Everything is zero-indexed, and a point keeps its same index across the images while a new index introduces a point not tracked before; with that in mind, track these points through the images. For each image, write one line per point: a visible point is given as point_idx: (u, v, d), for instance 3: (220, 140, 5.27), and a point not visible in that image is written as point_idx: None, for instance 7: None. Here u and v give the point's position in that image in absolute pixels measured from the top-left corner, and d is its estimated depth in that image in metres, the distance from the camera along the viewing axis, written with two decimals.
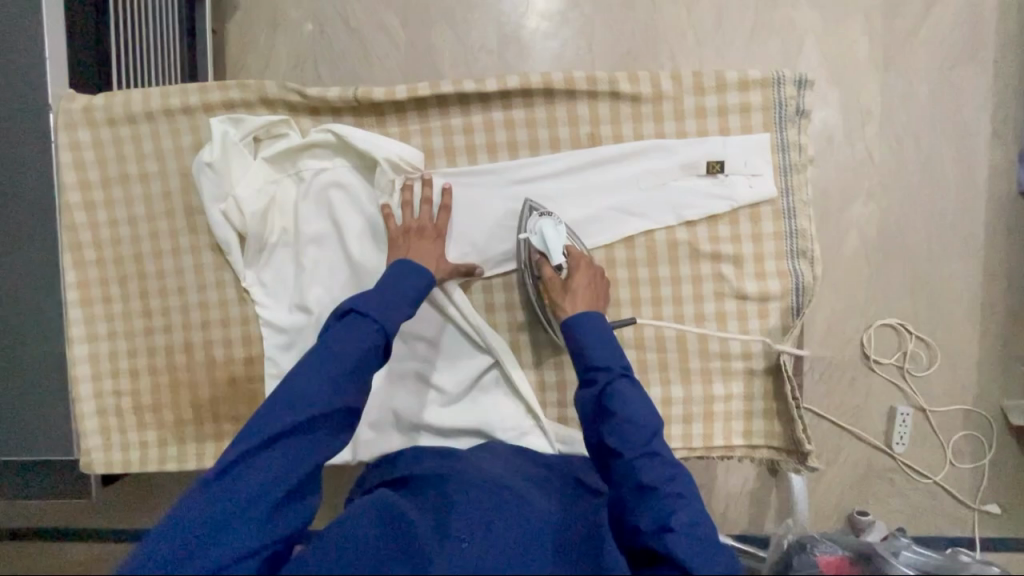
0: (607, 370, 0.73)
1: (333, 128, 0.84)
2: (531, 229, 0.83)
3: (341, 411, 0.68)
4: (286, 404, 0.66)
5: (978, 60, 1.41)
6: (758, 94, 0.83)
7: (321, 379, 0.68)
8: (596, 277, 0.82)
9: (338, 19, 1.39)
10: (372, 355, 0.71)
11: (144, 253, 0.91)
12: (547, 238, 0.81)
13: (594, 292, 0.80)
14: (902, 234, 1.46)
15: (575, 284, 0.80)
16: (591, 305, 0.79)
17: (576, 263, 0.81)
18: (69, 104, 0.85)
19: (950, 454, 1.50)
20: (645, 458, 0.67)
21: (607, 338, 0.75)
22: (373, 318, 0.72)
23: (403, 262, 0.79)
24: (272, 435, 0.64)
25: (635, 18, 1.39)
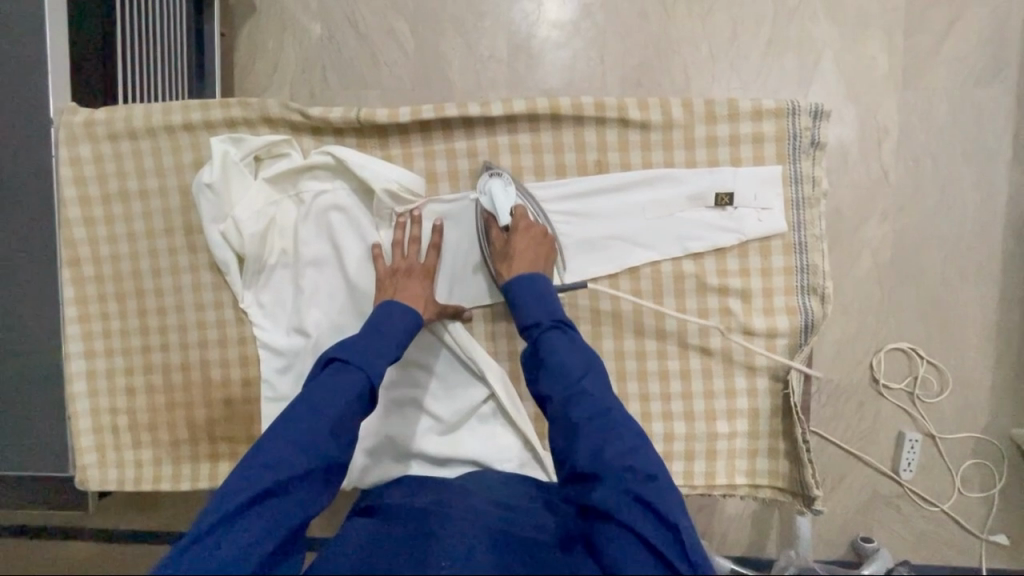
0: (538, 325, 0.74)
1: (333, 150, 0.82)
2: (481, 189, 0.82)
3: (328, 463, 0.68)
4: (270, 464, 0.64)
5: (1001, 80, 1.37)
6: (772, 124, 0.80)
7: (311, 423, 0.68)
8: (540, 240, 0.80)
9: (346, 24, 1.38)
10: (359, 401, 0.71)
11: (143, 271, 0.90)
12: (495, 202, 0.81)
13: (532, 256, 0.79)
14: (917, 257, 1.43)
15: (515, 243, 0.80)
16: (526, 268, 0.78)
17: (519, 222, 0.80)
18: (70, 119, 0.84)
19: (960, 483, 1.47)
20: (576, 400, 0.69)
21: (544, 290, 0.77)
22: (357, 365, 0.72)
23: (388, 303, 0.78)
24: (255, 494, 0.63)
25: (649, 29, 1.37)
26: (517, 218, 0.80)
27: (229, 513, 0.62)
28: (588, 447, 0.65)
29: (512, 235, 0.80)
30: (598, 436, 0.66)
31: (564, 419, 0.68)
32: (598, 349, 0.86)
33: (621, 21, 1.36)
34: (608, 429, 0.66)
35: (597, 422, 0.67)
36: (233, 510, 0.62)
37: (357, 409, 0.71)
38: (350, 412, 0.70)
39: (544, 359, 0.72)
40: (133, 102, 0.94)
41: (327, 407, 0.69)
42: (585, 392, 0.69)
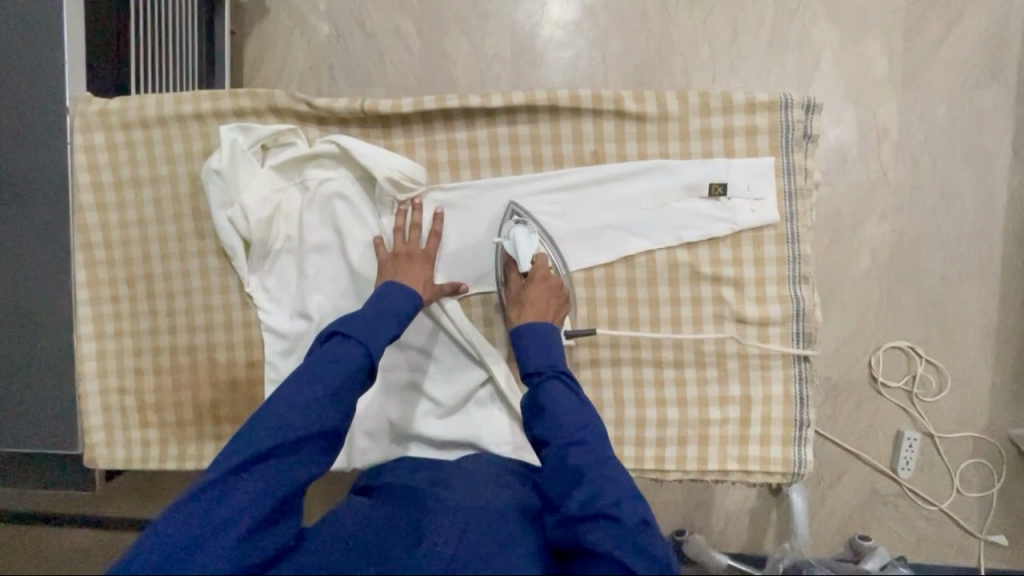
0: (539, 373, 0.77)
1: (338, 139, 0.85)
2: (505, 233, 0.84)
3: (327, 431, 0.71)
4: (272, 425, 0.68)
5: (1000, 81, 1.39)
6: (765, 117, 0.82)
7: (313, 395, 0.70)
8: (554, 292, 0.83)
9: (354, 23, 1.41)
10: (358, 375, 0.74)
11: (152, 255, 0.93)
12: (517, 245, 0.82)
13: (543, 305, 0.82)
14: (916, 255, 1.44)
15: (530, 291, 0.83)
16: (536, 317, 0.81)
17: (540, 272, 0.83)
18: (85, 107, 0.87)
19: (957, 481, 1.47)
20: (576, 449, 0.71)
21: (550, 340, 0.79)
22: (357, 340, 0.75)
23: (390, 284, 0.80)
24: (259, 453, 0.66)
25: (651, 30, 1.39)
26: (539, 267, 0.83)
27: (235, 468, 0.65)
28: (588, 492, 0.66)
29: (528, 283, 0.83)
30: (595, 484, 0.67)
31: (563, 468, 0.70)
32: (593, 334, 0.87)
33: (623, 22, 1.39)
34: (608, 479, 0.67)
35: (594, 474, 0.68)
36: (237, 466, 0.65)
37: (356, 384, 0.73)
38: (349, 387, 0.72)
39: (545, 409, 0.75)
40: (145, 92, 0.97)
41: (328, 382, 0.71)
42: (585, 443, 0.71)
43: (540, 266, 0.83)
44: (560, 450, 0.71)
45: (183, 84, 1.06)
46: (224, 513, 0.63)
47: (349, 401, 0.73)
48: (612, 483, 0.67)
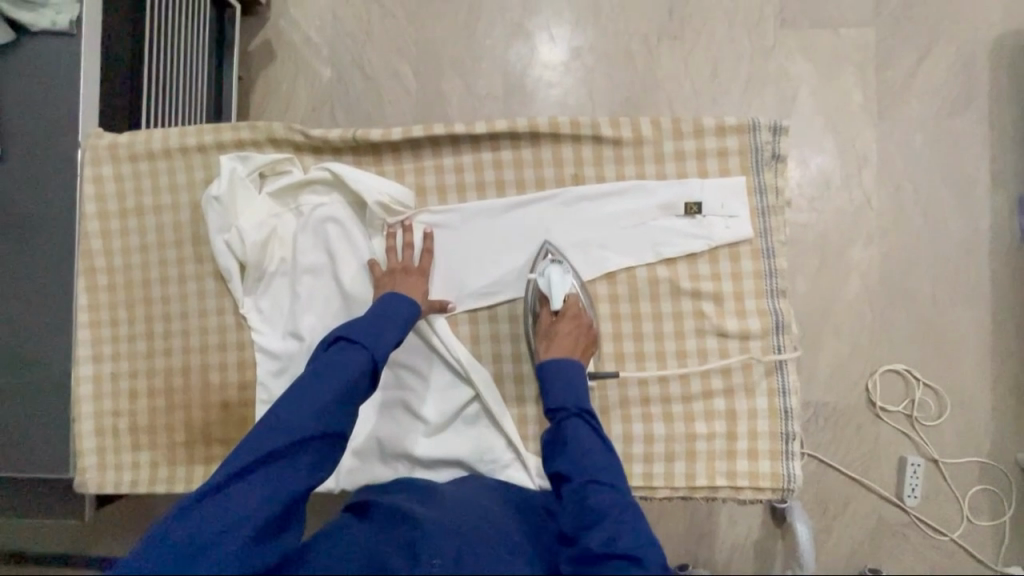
0: (563, 410, 0.78)
1: (330, 166, 0.90)
2: (539, 270, 0.87)
3: (329, 435, 0.71)
4: (273, 431, 0.69)
5: (973, 110, 1.45)
6: (734, 139, 0.86)
7: (316, 399, 0.71)
8: (582, 330, 0.86)
9: (355, 68, 1.50)
10: (359, 379, 0.74)
11: (152, 279, 0.96)
12: (550, 282, 0.85)
13: (571, 343, 0.84)
14: (905, 278, 1.46)
15: (561, 327, 0.85)
16: (563, 353, 0.83)
17: (573, 312, 0.86)
18: (96, 142, 0.93)
19: (967, 508, 1.44)
20: (598, 487, 0.71)
21: (575, 376, 0.81)
22: (362, 344, 0.76)
23: (389, 295, 0.83)
24: (262, 457, 0.68)
25: (635, 69, 1.47)
26: (572, 308, 0.86)
27: (243, 470, 0.67)
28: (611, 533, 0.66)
29: (559, 318, 0.85)
30: (617, 526, 0.67)
31: (583, 504, 0.70)
32: None
33: (608, 63, 1.47)
34: (633, 526, 0.67)
35: (617, 516, 0.68)
36: (248, 466, 0.67)
37: (356, 392, 0.74)
38: (351, 394, 0.73)
39: (568, 444, 0.76)
40: (154, 128, 1.04)
41: (328, 387, 0.72)
42: (607, 484, 0.71)
43: (572, 306, 0.86)
44: (581, 485, 0.71)
45: (173, 121, 1.10)
46: (228, 514, 0.64)
47: (346, 410, 0.73)
48: (634, 527, 0.67)
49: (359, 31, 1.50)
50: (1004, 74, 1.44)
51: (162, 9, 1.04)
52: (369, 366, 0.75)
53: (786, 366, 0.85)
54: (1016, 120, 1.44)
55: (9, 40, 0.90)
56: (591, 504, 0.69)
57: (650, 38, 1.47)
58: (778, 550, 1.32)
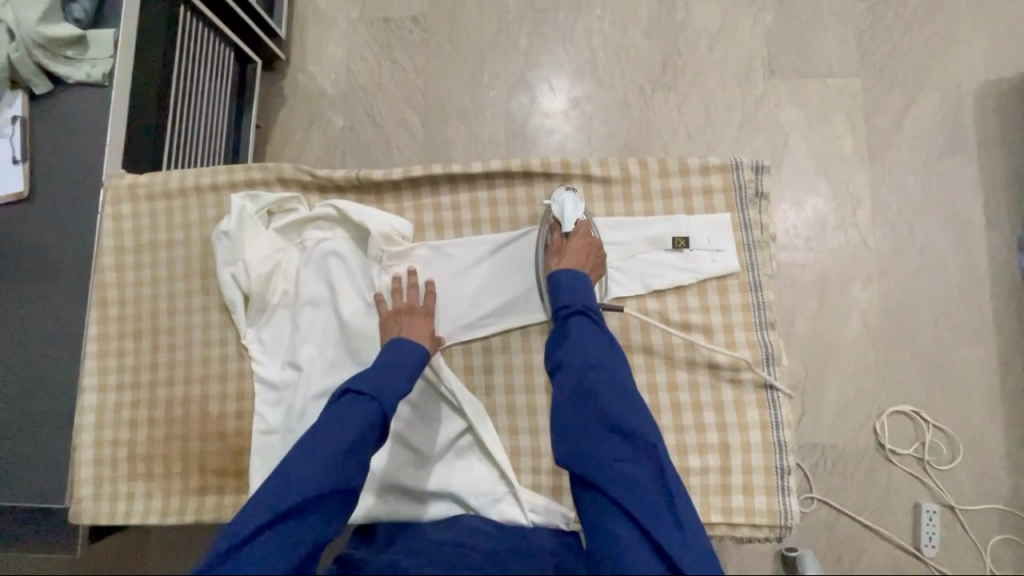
0: (568, 306, 0.82)
1: (334, 203, 0.94)
2: (553, 198, 0.92)
3: (342, 489, 0.72)
4: (285, 488, 0.70)
5: (962, 154, 1.49)
6: (718, 177, 0.90)
7: (326, 452, 0.72)
8: (593, 249, 0.88)
9: (366, 117, 1.59)
10: (369, 431, 0.75)
11: (160, 311, 1.00)
12: (564, 210, 0.90)
13: (582, 257, 0.86)
14: (906, 317, 1.46)
15: (573, 244, 0.87)
16: (574, 265, 0.85)
17: (583, 233, 0.88)
18: (118, 182, 0.99)
19: (989, 561, 1.37)
20: (595, 372, 0.76)
21: (586, 282, 0.84)
22: (371, 396, 0.77)
23: (395, 340, 0.85)
24: (273, 515, 0.69)
25: (632, 117, 1.55)
26: (584, 230, 0.89)
27: (256, 528, 0.68)
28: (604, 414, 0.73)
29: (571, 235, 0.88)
30: (608, 407, 0.73)
31: (581, 386, 0.75)
32: None
33: (607, 112, 1.55)
34: (622, 407, 0.73)
35: (609, 395, 0.74)
36: (261, 524, 0.68)
37: (366, 442, 0.75)
38: (361, 443, 0.74)
39: (571, 337, 0.80)
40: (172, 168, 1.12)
41: (338, 439, 0.73)
42: (601, 367, 0.76)
43: (583, 228, 0.89)
44: (579, 370, 0.76)
45: (187, 163, 1.18)
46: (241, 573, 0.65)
47: (354, 461, 0.73)
48: (623, 407, 0.74)
49: (371, 84, 1.61)
50: (991, 120, 1.49)
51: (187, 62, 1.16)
52: (378, 418, 0.76)
53: (778, 399, 0.85)
54: (1006, 163, 1.47)
55: (46, 89, 1.00)
56: (586, 388, 0.75)
57: (645, 88, 1.56)
58: None
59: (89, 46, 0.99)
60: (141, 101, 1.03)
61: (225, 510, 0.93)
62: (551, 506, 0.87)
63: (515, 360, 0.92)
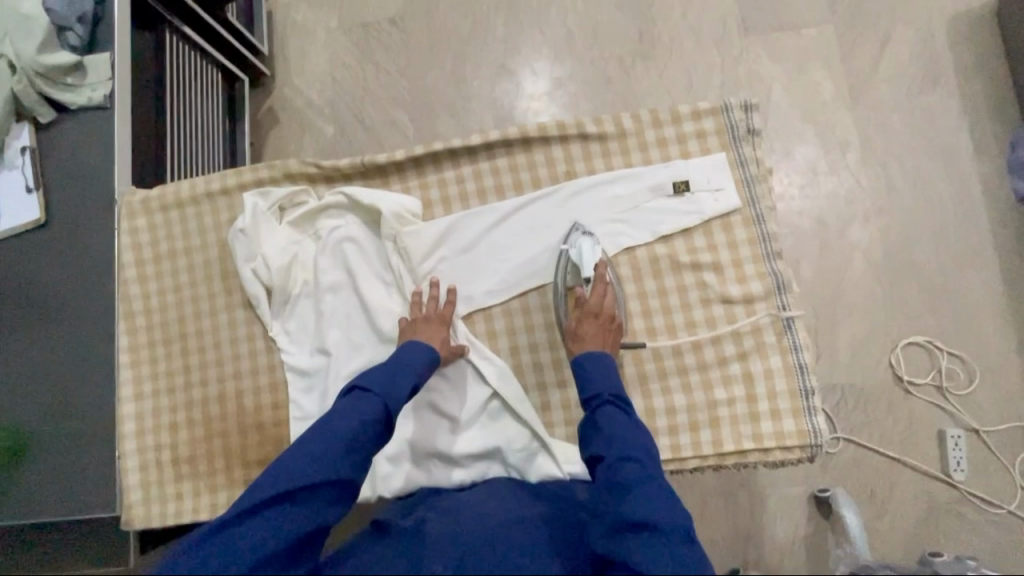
0: (598, 396, 0.80)
1: (343, 190, 0.97)
2: (571, 243, 0.93)
3: (341, 481, 0.71)
4: (286, 473, 0.69)
5: (941, 85, 1.52)
6: (710, 120, 0.93)
7: (327, 441, 0.72)
8: (610, 322, 0.88)
9: (357, 120, 1.63)
10: (373, 425, 0.76)
11: (185, 316, 1.02)
12: (582, 254, 0.90)
13: (601, 336, 0.86)
14: (908, 251, 1.48)
15: (588, 325, 0.87)
16: (595, 346, 0.85)
17: (595, 308, 0.87)
18: (132, 197, 1.02)
19: (1020, 478, 1.39)
20: (628, 464, 0.70)
21: (606, 367, 0.82)
22: (375, 393, 0.78)
23: (407, 345, 0.87)
24: (272, 497, 0.68)
25: (615, 90, 1.58)
26: (597, 301, 0.88)
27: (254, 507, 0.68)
28: (638, 503, 0.65)
29: (585, 316, 0.87)
30: (641, 495, 0.66)
31: (613, 479, 0.69)
32: None
33: (590, 88, 1.59)
34: (657, 500, 0.66)
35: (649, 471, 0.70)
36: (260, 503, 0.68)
37: (371, 436, 0.75)
38: (363, 436, 0.74)
39: (602, 428, 0.76)
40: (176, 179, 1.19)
41: (340, 432, 0.73)
42: (637, 460, 0.71)
43: (596, 301, 0.87)
44: (613, 463, 0.71)
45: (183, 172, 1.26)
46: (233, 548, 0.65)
47: (358, 454, 0.73)
48: (659, 498, 0.66)
49: (358, 88, 1.64)
50: (965, 51, 1.52)
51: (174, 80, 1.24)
52: (381, 414, 0.77)
53: (795, 324, 0.88)
54: (985, 89, 1.50)
55: (50, 118, 1.02)
56: (619, 479, 0.69)
57: (625, 60, 1.59)
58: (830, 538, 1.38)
59: (87, 71, 1.02)
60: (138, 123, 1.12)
61: None
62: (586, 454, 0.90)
63: (535, 320, 0.95)
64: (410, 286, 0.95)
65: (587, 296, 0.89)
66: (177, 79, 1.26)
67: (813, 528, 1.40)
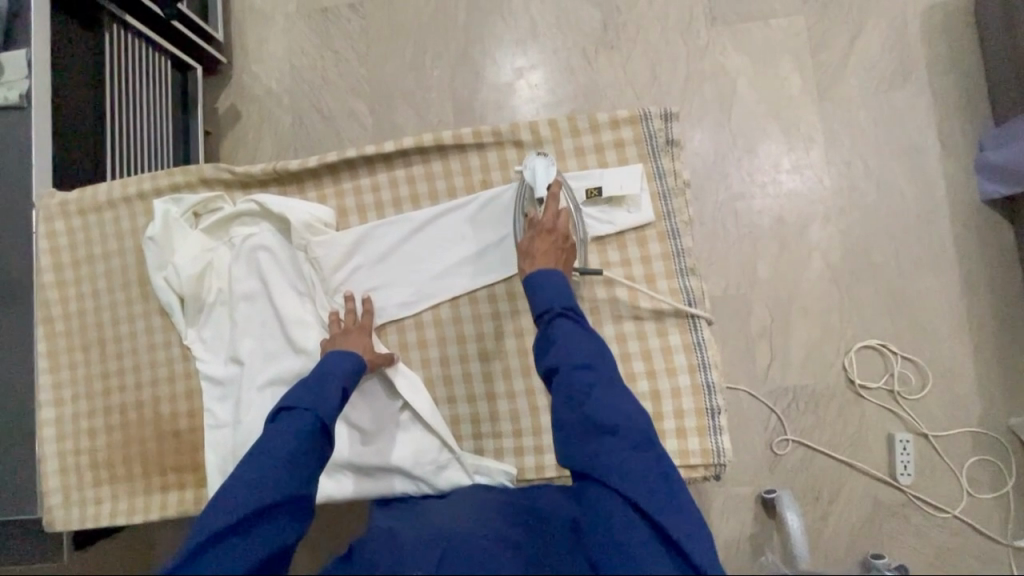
0: (548, 311, 0.79)
1: (255, 198, 0.96)
2: (525, 165, 0.92)
3: (292, 500, 0.71)
4: (243, 495, 0.69)
5: (913, 80, 1.42)
6: (627, 130, 0.92)
7: (268, 462, 0.71)
8: (561, 242, 0.85)
9: (312, 108, 1.55)
10: (310, 441, 0.75)
11: (104, 322, 1.02)
12: (535, 175, 0.90)
13: (552, 255, 0.84)
14: (867, 255, 1.40)
15: (540, 241, 0.85)
16: (546, 264, 0.83)
17: (548, 225, 0.85)
18: (48, 201, 1.01)
19: (967, 484, 1.33)
20: (583, 372, 0.74)
21: (557, 280, 0.81)
22: (306, 407, 0.77)
23: (332, 355, 0.85)
24: (233, 522, 0.68)
25: (577, 81, 1.49)
26: (551, 220, 0.85)
27: (219, 531, 0.67)
28: (597, 412, 0.71)
29: (538, 234, 0.85)
30: (602, 405, 0.72)
31: (572, 388, 0.73)
32: (502, 347, 0.94)
33: (553, 80, 1.49)
34: (614, 411, 0.71)
35: (605, 401, 0.72)
36: (223, 528, 0.67)
37: (307, 452, 0.74)
38: (303, 452, 0.74)
39: (554, 339, 0.77)
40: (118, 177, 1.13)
41: (278, 452, 0.72)
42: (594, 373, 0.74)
43: (549, 220, 0.85)
44: (569, 377, 0.74)
45: (130, 167, 1.16)
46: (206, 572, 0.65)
47: (300, 467, 0.73)
48: (616, 404, 0.72)
49: (316, 76, 1.55)
50: (939, 43, 1.43)
51: (123, 72, 1.16)
52: (315, 427, 0.76)
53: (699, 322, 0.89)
54: (962, 85, 1.41)
55: None
56: (576, 391, 0.73)
57: (588, 50, 1.49)
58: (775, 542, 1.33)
59: (4, 69, 0.99)
60: (58, 117, 1.02)
61: (187, 504, 0.96)
62: (494, 466, 0.90)
63: (448, 332, 0.95)
64: (323, 298, 0.95)
65: (540, 216, 0.87)
66: (130, 71, 1.18)
67: (758, 529, 1.35)
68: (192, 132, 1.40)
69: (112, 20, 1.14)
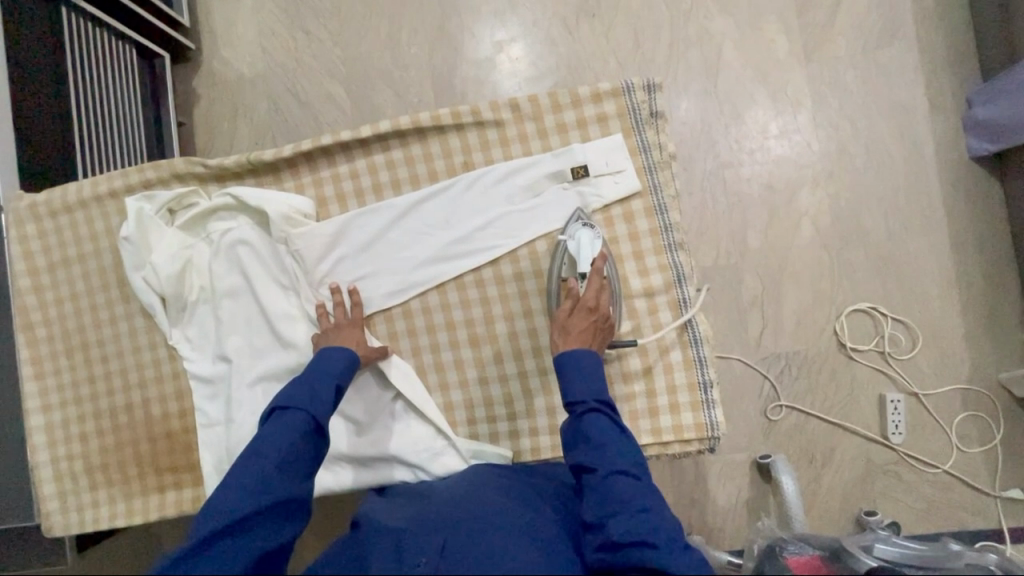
0: (582, 404, 0.77)
1: (231, 191, 0.94)
2: (570, 234, 0.88)
3: (285, 500, 0.71)
4: (237, 497, 0.69)
5: (901, 37, 1.39)
6: (610, 104, 0.90)
7: (260, 464, 0.71)
8: (600, 323, 0.83)
9: (288, 93, 1.49)
10: (304, 440, 0.75)
11: (86, 325, 1.00)
12: (581, 249, 0.86)
13: (587, 336, 0.82)
14: (857, 217, 1.39)
15: (578, 319, 0.83)
16: (580, 344, 0.81)
17: (591, 304, 0.83)
18: (15, 204, 0.98)
19: (957, 440, 1.35)
20: (621, 478, 0.71)
21: (594, 371, 0.79)
22: (297, 407, 0.76)
23: (323, 350, 0.85)
24: (226, 524, 0.67)
25: (560, 53, 1.44)
26: (593, 297, 0.83)
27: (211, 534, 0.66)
28: (627, 524, 0.67)
29: (578, 309, 0.83)
30: (638, 514, 0.68)
31: (605, 495, 0.70)
32: (493, 332, 0.93)
33: (535, 53, 1.45)
34: (644, 507, 0.68)
35: (640, 501, 0.69)
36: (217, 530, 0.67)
37: (300, 451, 0.74)
38: (295, 451, 0.73)
39: (590, 437, 0.74)
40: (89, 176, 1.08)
41: (271, 452, 0.72)
42: (628, 472, 0.71)
43: (592, 297, 0.83)
44: (603, 477, 0.71)
45: (103, 164, 1.12)
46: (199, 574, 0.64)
47: (296, 467, 0.73)
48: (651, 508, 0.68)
49: (288, 59, 1.49)
50: None
51: (85, 61, 1.09)
52: (308, 424, 0.75)
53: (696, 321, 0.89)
54: (950, 41, 1.38)
55: None
56: (613, 495, 0.69)
57: (568, 19, 1.44)
58: (771, 505, 1.35)
59: None
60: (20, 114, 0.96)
61: (185, 503, 0.96)
62: (489, 449, 0.91)
63: (437, 319, 0.94)
64: (308, 291, 0.93)
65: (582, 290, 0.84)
66: (90, 58, 1.11)
67: (755, 494, 1.36)
68: (164, 123, 1.35)
69: (68, 6, 1.06)
